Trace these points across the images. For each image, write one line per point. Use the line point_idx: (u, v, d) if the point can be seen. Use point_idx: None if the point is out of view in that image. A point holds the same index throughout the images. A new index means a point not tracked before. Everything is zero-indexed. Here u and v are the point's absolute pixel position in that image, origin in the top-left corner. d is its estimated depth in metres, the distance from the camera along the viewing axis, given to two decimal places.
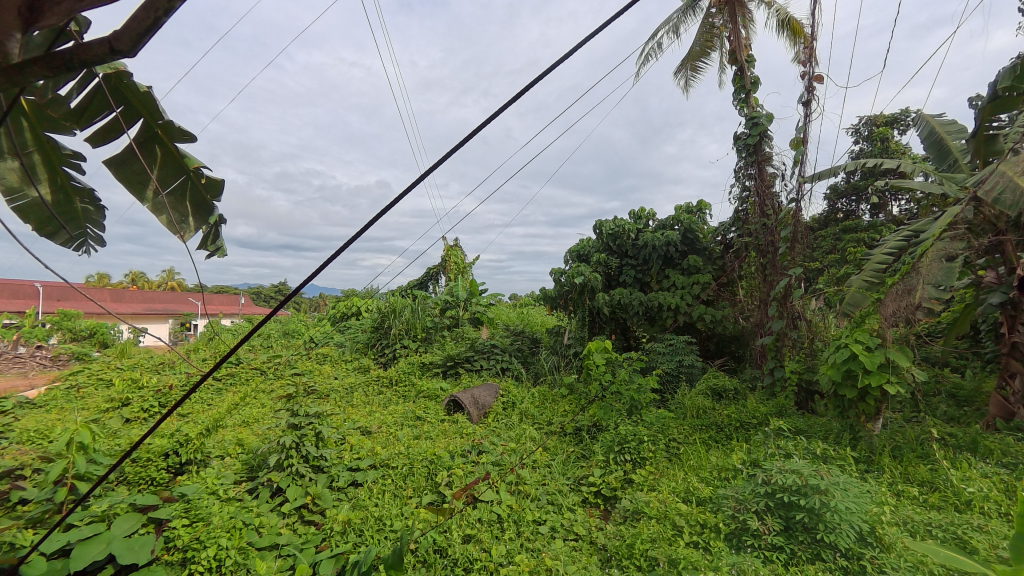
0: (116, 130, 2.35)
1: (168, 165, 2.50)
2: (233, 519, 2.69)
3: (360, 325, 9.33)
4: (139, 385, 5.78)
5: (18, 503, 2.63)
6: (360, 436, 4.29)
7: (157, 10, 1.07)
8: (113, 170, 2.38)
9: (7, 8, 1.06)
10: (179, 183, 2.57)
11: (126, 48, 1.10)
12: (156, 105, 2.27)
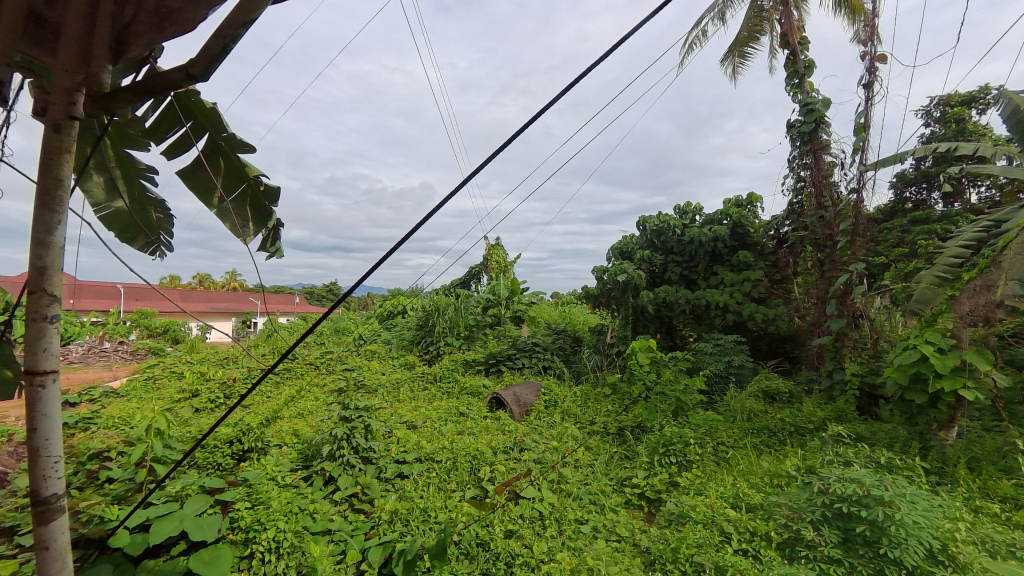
0: (186, 144, 2.55)
1: (231, 174, 2.67)
2: (290, 504, 2.85)
3: (405, 323, 9.62)
4: (206, 377, 6.27)
5: (106, 481, 2.94)
6: (406, 430, 4.45)
7: (226, 38, 1.17)
8: (184, 180, 2.59)
9: (100, 44, 1.17)
10: (241, 190, 2.76)
11: (200, 74, 1.21)
12: (220, 119, 2.45)
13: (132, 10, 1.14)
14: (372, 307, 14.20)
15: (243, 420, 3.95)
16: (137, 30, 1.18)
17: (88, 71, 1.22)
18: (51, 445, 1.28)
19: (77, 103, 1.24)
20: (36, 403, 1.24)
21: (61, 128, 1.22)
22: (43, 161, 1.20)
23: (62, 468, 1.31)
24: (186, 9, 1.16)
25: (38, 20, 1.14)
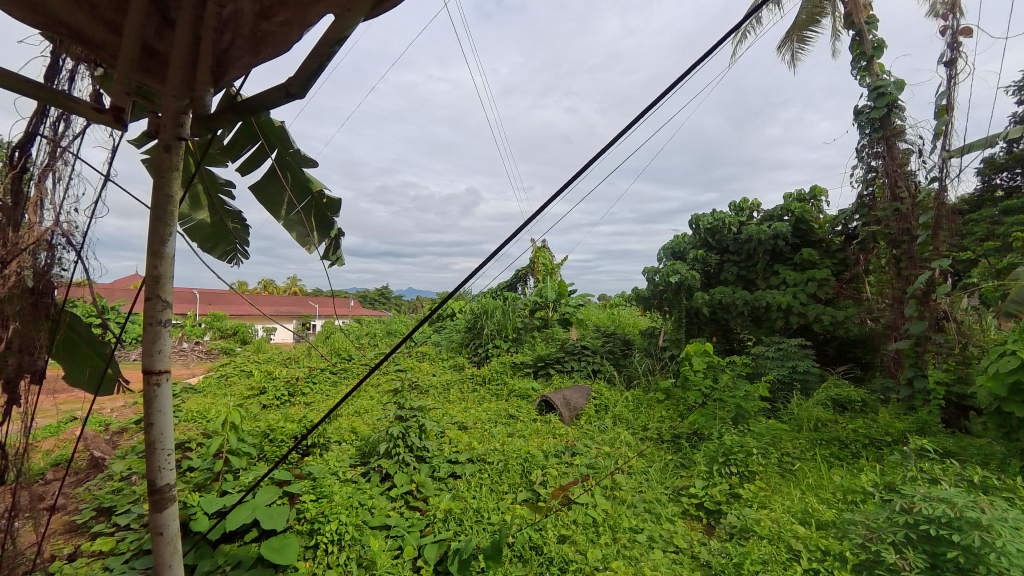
0: (258, 160, 2.75)
1: (297, 188, 2.85)
2: (351, 499, 2.98)
3: (454, 325, 9.83)
4: (273, 375, 6.73)
5: (188, 470, 3.22)
6: (458, 431, 4.54)
7: (322, 56, 1.17)
8: (256, 194, 2.80)
9: (204, 70, 1.22)
10: (305, 203, 2.94)
11: (298, 91, 1.26)
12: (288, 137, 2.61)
13: (230, 36, 1.22)
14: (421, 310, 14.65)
15: (307, 417, 4.19)
16: (233, 54, 1.25)
17: (194, 94, 1.26)
18: (163, 439, 1.34)
19: (185, 124, 1.31)
20: (152, 399, 1.31)
21: (172, 149, 1.31)
22: (158, 179, 1.30)
23: (175, 460, 1.38)
24: (281, 31, 1.21)
25: (151, 52, 1.23)
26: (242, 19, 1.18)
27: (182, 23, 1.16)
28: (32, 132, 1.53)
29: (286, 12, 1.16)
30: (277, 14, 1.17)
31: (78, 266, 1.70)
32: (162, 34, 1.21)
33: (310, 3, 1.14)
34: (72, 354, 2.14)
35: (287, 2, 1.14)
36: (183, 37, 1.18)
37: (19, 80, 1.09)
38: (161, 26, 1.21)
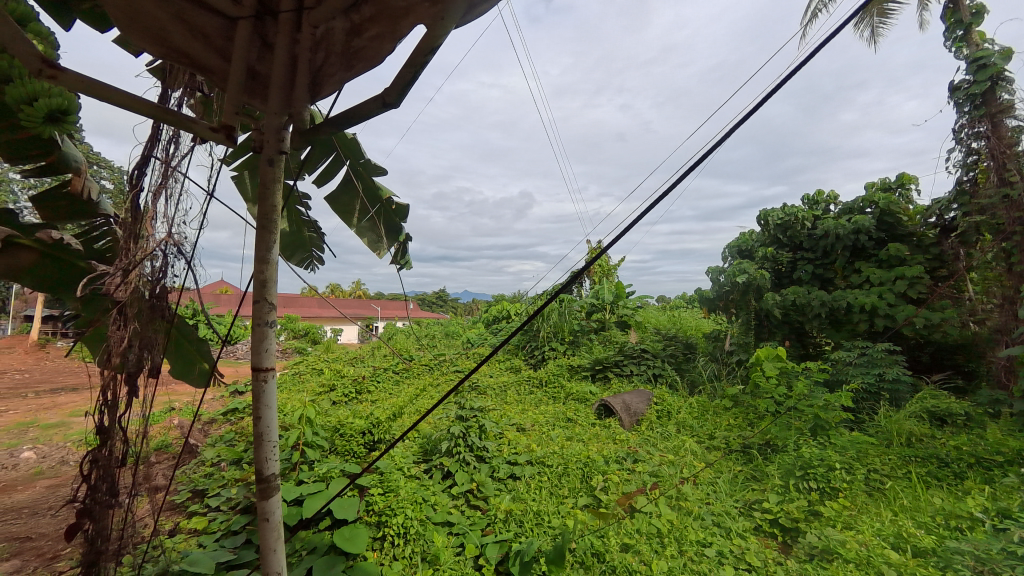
0: (332, 172, 2.95)
1: (367, 195, 3.03)
2: (415, 494, 3.10)
3: (510, 327, 9.94)
4: (341, 374, 7.16)
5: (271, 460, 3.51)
6: (516, 432, 4.58)
7: (417, 62, 1.15)
8: (331, 203, 3.00)
9: (301, 85, 1.25)
10: (372, 212, 3.11)
11: (394, 100, 1.22)
12: (357, 148, 2.79)
13: (324, 55, 1.25)
14: (477, 313, 14.96)
15: (374, 415, 4.42)
16: (327, 71, 1.30)
17: (292, 111, 1.29)
18: (270, 431, 1.34)
19: (285, 141, 1.32)
20: (261, 394, 1.31)
21: (274, 162, 1.31)
22: (262, 192, 1.31)
23: (279, 451, 1.36)
24: (372, 45, 1.24)
25: (254, 75, 1.29)
26: (335, 36, 1.22)
27: (280, 46, 1.21)
28: (148, 154, 1.75)
29: (377, 26, 1.19)
30: (368, 29, 1.20)
31: (186, 273, 1.89)
32: (263, 58, 1.27)
33: (401, 16, 1.16)
34: (178, 352, 2.47)
35: (378, 17, 1.17)
36: (281, 56, 1.21)
37: (144, 103, 1.14)
38: (263, 50, 1.26)
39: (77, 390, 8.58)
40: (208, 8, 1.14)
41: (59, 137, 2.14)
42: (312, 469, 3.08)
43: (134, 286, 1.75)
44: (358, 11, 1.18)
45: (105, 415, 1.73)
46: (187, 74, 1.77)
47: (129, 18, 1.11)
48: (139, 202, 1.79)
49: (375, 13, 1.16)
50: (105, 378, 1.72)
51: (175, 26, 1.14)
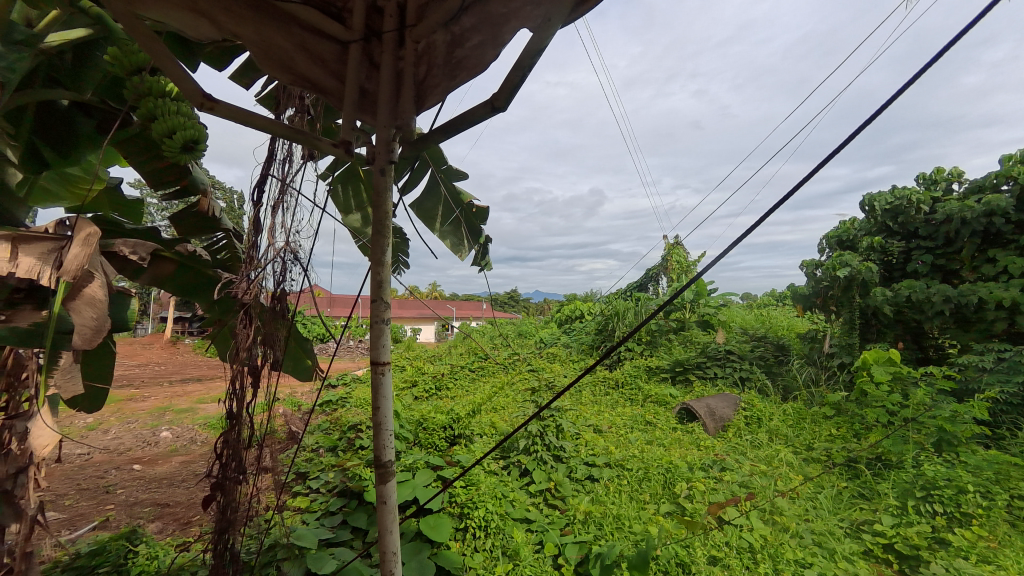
0: (415, 180, 3.13)
1: (449, 200, 3.18)
2: (495, 489, 3.20)
3: (583, 327, 9.84)
4: (423, 370, 7.57)
5: (364, 450, 3.82)
6: (593, 433, 4.54)
7: (526, 63, 1.13)
8: (415, 209, 3.17)
9: (407, 96, 1.32)
10: (455, 216, 3.26)
11: (502, 103, 1.21)
12: (441, 155, 2.96)
13: (426, 68, 1.33)
14: (550, 312, 14.96)
15: (454, 411, 4.61)
16: (431, 82, 1.35)
17: (399, 122, 1.35)
18: (386, 419, 1.36)
19: (394, 151, 1.39)
20: (378, 386, 1.35)
21: (386, 172, 1.38)
22: (376, 198, 1.37)
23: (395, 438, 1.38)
24: (475, 53, 1.29)
25: (364, 94, 1.38)
26: (437, 47, 1.29)
27: (385, 64, 1.30)
28: (266, 174, 1.99)
29: (478, 35, 1.25)
30: (470, 38, 1.26)
31: (302, 277, 2.11)
32: (371, 77, 1.35)
33: (502, 22, 1.24)
34: (292, 350, 2.87)
35: (479, 25, 1.24)
36: (388, 73, 1.30)
37: (273, 123, 1.22)
38: (370, 71, 1.35)
39: (203, 381, 9.96)
40: (326, 36, 1.26)
41: (190, 163, 2.53)
42: (402, 460, 3.31)
43: (255, 290, 2.01)
44: (458, 22, 1.25)
45: (235, 402, 2.01)
46: (297, 98, 1.99)
47: (264, 51, 1.26)
48: (260, 216, 2.03)
49: (477, 21, 1.23)
50: (234, 369, 1.99)
51: (299, 55, 1.28)
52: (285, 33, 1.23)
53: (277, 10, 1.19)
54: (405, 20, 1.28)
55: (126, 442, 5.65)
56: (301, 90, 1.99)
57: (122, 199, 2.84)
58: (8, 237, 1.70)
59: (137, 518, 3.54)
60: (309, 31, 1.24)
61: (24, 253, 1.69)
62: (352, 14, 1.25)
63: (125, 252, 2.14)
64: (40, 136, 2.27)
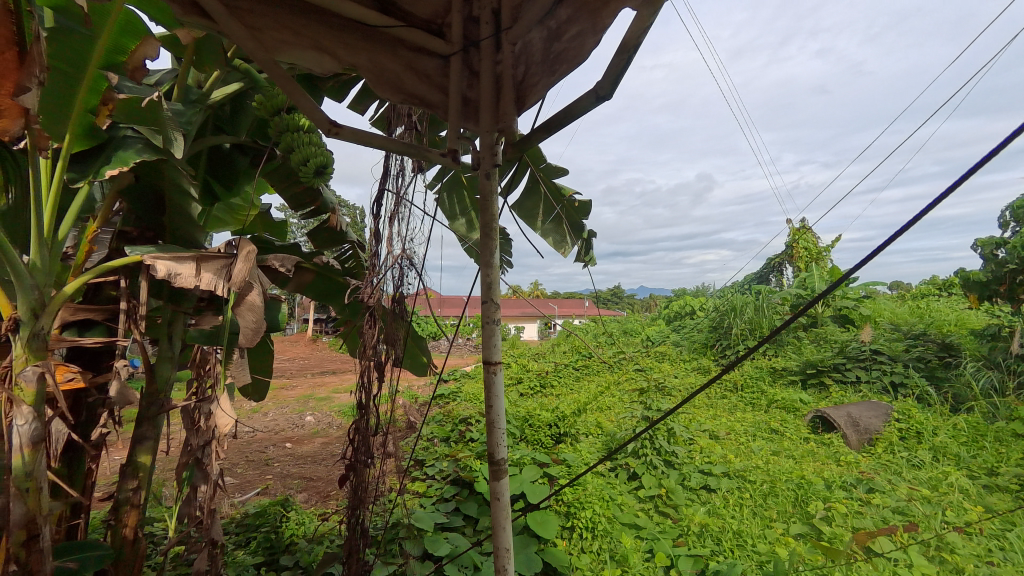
0: (516, 181, 3.20)
1: (550, 198, 3.21)
2: (603, 491, 3.17)
3: (694, 324, 9.20)
4: (527, 367, 7.73)
5: (475, 444, 4.02)
6: (709, 439, 4.22)
7: (631, 46, 1.10)
8: (517, 210, 3.25)
9: (507, 98, 1.35)
10: (556, 213, 3.30)
11: (607, 91, 1.19)
12: (540, 155, 3.01)
13: (524, 68, 1.35)
14: (656, 309, 14.24)
15: (560, 410, 4.64)
16: (530, 81, 1.35)
17: (501, 125, 1.38)
18: (499, 419, 1.40)
19: (498, 154, 1.43)
20: (490, 386, 1.39)
21: (490, 175, 1.42)
22: (483, 201, 1.41)
23: (508, 439, 1.40)
24: (574, 44, 1.27)
25: (467, 103, 1.43)
26: (534, 45, 1.31)
27: (485, 71, 1.34)
28: (383, 189, 2.20)
29: (577, 24, 1.24)
30: (568, 29, 1.26)
31: (417, 281, 2.28)
32: (472, 85, 1.41)
33: (601, 7, 1.20)
34: (413, 347, 3.16)
35: (577, 15, 1.24)
36: (487, 79, 1.34)
37: (387, 140, 1.33)
38: (470, 79, 1.41)
39: (338, 373, 11.41)
40: (428, 53, 1.36)
41: (321, 186, 2.90)
42: (511, 455, 3.42)
43: (378, 294, 2.23)
44: (555, 16, 1.26)
45: (364, 394, 2.26)
46: (405, 116, 2.14)
47: (378, 78, 1.39)
48: (380, 228, 2.24)
49: (574, 10, 1.23)
50: (363, 365, 2.24)
51: (407, 75, 1.39)
52: (393, 55, 1.35)
53: (385, 36, 1.31)
54: (501, 24, 1.32)
55: (281, 423, 6.70)
56: (408, 109, 2.14)
57: (271, 220, 3.37)
58: (192, 256, 2.07)
59: (290, 489, 4.17)
60: (413, 51, 1.35)
61: (204, 268, 2.07)
62: (450, 28, 1.32)
63: (276, 265, 2.52)
64: (213, 175, 2.75)
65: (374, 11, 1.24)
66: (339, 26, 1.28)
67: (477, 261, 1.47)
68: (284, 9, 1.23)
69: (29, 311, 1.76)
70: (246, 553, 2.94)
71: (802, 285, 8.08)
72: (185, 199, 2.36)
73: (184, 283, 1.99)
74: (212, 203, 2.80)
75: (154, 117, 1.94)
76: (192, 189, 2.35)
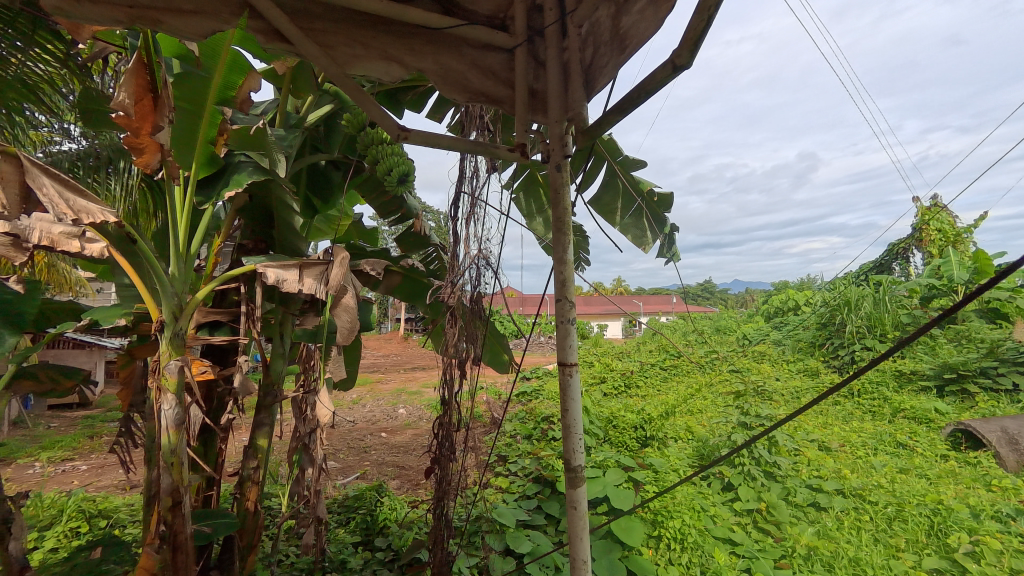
0: (593, 176, 3.13)
1: (628, 192, 3.10)
2: (693, 500, 2.99)
3: (798, 320, 8.30)
4: (611, 367, 7.54)
5: (556, 444, 4.01)
6: (819, 451, 3.77)
7: (710, 6, 1.04)
8: (594, 206, 3.17)
9: (575, 84, 1.33)
10: (636, 206, 3.16)
11: (685, 60, 1.12)
12: (617, 146, 2.93)
13: (592, 50, 1.35)
14: (754, 304, 13.06)
15: (646, 412, 4.46)
16: (599, 62, 1.33)
17: (570, 114, 1.36)
18: (576, 424, 1.37)
19: (569, 144, 1.39)
20: (566, 388, 1.37)
21: (561, 167, 1.38)
22: (554, 197, 1.38)
23: (584, 443, 1.37)
24: (645, 15, 1.20)
25: (534, 94, 1.46)
26: (602, 24, 1.29)
27: (551, 58, 1.35)
28: (460, 192, 2.26)
29: None
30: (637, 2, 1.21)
31: (494, 280, 2.33)
32: (538, 75, 1.44)
33: None
34: (494, 347, 3.24)
35: None
36: (554, 66, 1.34)
37: (457, 140, 1.37)
38: (536, 69, 1.45)
39: (427, 369, 12.09)
40: (493, 48, 1.40)
41: (405, 194, 3.08)
42: (593, 457, 3.36)
43: (458, 294, 2.30)
44: None
45: (446, 390, 2.35)
46: (478, 119, 2.16)
47: (444, 79, 1.43)
48: (458, 230, 2.31)
49: None
50: (445, 362, 2.34)
51: (472, 72, 1.42)
52: (458, 56, 1.39)
53: (449, 37, 1.36)
54: (565, 7, 1.32)
55: (377, 415, 7.25)
56: (480, 110, 2.17)
57: (363, 228, 3.65)
58: (296, 263, 2.30)
59: (385, 476, 4.49)
60: (477, 48, 1.40)
61: (306, 274, 2.29)
62: (514, 21, 1.35)
63: (368, 269, 2.73)
64: (312, 191, 3.03)
65: (437, 14, 1.27)
66: (404, 32, 1.34)
67: (550, 258, 1.45)
68: (353, 24, 1.31)
69: (170, 314, 2.09)
70: (347, 532, 3.22)
71: (937, 274, 6.91)
72: (288, 212, 2.63)
73: (290, 288, 2.22)
74: (312, 216, 3.09)
75: (260, 142, 2.26)
76: (294, 204, 2.62)
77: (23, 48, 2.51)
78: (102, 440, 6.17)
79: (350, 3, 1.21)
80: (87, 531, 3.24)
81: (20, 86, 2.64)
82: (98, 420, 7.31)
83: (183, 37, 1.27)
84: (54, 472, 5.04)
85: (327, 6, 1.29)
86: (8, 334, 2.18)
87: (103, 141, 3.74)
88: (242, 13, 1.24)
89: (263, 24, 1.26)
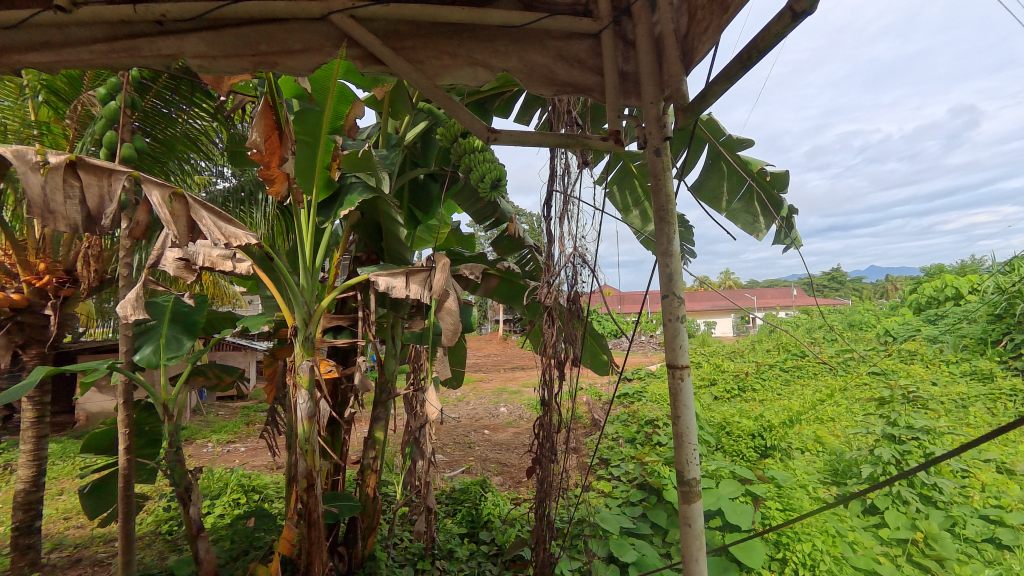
0: (694, 161, 2.93)
1: (735, 174, 2.84)
2: (826, 522, 2.62)
3: (963, 311, 6.82)
4: (720, 368, 6.95)
5: (660, 450, 3.81)
6: (1002, 474, 3.05)
7: None
8: (696, 193, 2.96)
9: (671, 58, 1.26)
10: (746, 189, 2.87)
11: (806, 5, 1.00)
12: (720, 126, 2.70)
13: (687, 18, 1.26)
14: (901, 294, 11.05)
15: (765, 418, 4.02)
16: (697, 30, 1.23)
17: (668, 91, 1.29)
18: (690, 433, 1.29)
19: (667, 125, 1.32)
20: (677, 393, 1.29)
21: (660, 151, 1.31)
22: (654, 184, 1.31)
23: (699, 455, 1.28)
24: None
25: (625, 77, 1.43)
26: None
27: (642, 36, 1.30)
28: (552, 191, 2.27)
29: None
30: None
31: (591, 279, 2.28)
32: (628, 56, 1.40)
33: None
34: (593, 348, 3.19)
35: None
36: (645, 43, 1.29)
37: (545, 135, 1.37)
38: (626, 50, 1.41)
39: (525, 369, 12.35)
40: (579, 36, 1.38)
41: (498, 198, 3.17)
42: (704, 466, 3.13)
43: (554, 294, 2.31)
44: None
45: (546, 391, 2.38)
46: (566, 114, 2.14)
47: (530, 76, 1.45)
48: (552, 229, 2.31)
49: None
50: (545, 363, 2.36)
51: (558, 64, 1.43)
52: (543, 49, 1.40)
53: (532, 33, 1.37)
54: None
55: (479, 412, 7.58)
56: (568, 105, 2.14)
57: (461, 234, 3.85)
58: (403, 271, 2.51)
59: (488, 472, 4.67)
60: (561, 39, 1.39)
61: (412, 281, 2.49)
62: (598, 4, 1.32)
63: (467, 273, 2.84)
64: (414, 203, 3.28)
65: (517, 11, 1.28)
66: (488, 36, 1.37)
67: (654, 251, 1.38)
68: (438, 37, 1.38)
69: (303, 320, 2.42)
70: (454, 522, 3.42)
71: None
72: (394, 224, 2.88)
73: (399, 294, 2.42)
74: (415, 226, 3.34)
75: (367, 164, 2.49)
76: (398, 216, 2.86)
77: (186, 108, 3.10)
78: (255, 427, 7.35)
79: (433, 16, 1.28)
80: (245, 502, 3.88)
81: (185, 139, 3.27)
82: (252, 410, 8.73)
83: (297, 74, 1.46)
84: (222, 452, 6.13)
85: (415, 24, 1.36)
86: (185, 338, 2.72)
87: (247, 177, 4.47)
88: (340, 44, 1.38)
89: (360, 50, 1.40)
